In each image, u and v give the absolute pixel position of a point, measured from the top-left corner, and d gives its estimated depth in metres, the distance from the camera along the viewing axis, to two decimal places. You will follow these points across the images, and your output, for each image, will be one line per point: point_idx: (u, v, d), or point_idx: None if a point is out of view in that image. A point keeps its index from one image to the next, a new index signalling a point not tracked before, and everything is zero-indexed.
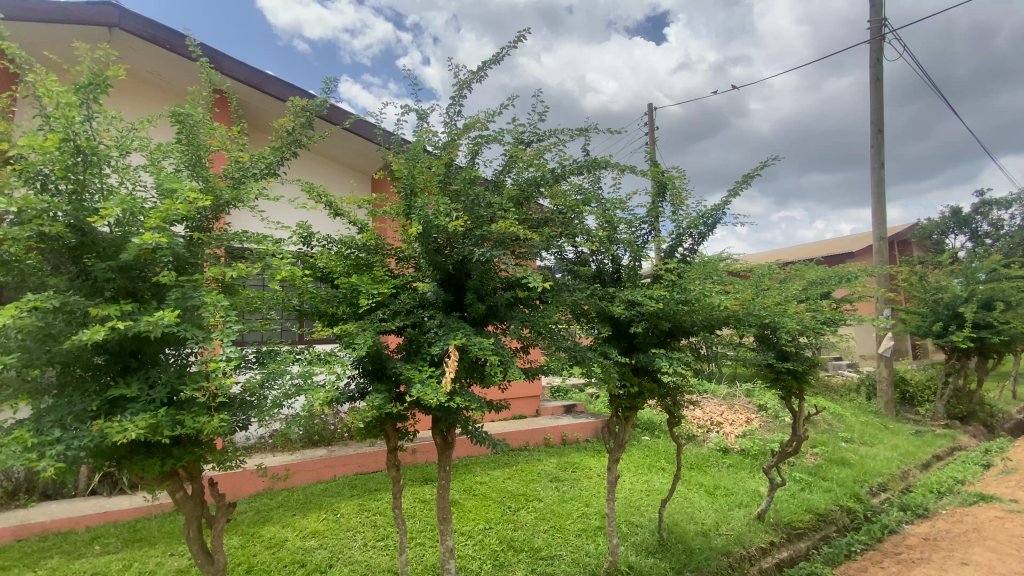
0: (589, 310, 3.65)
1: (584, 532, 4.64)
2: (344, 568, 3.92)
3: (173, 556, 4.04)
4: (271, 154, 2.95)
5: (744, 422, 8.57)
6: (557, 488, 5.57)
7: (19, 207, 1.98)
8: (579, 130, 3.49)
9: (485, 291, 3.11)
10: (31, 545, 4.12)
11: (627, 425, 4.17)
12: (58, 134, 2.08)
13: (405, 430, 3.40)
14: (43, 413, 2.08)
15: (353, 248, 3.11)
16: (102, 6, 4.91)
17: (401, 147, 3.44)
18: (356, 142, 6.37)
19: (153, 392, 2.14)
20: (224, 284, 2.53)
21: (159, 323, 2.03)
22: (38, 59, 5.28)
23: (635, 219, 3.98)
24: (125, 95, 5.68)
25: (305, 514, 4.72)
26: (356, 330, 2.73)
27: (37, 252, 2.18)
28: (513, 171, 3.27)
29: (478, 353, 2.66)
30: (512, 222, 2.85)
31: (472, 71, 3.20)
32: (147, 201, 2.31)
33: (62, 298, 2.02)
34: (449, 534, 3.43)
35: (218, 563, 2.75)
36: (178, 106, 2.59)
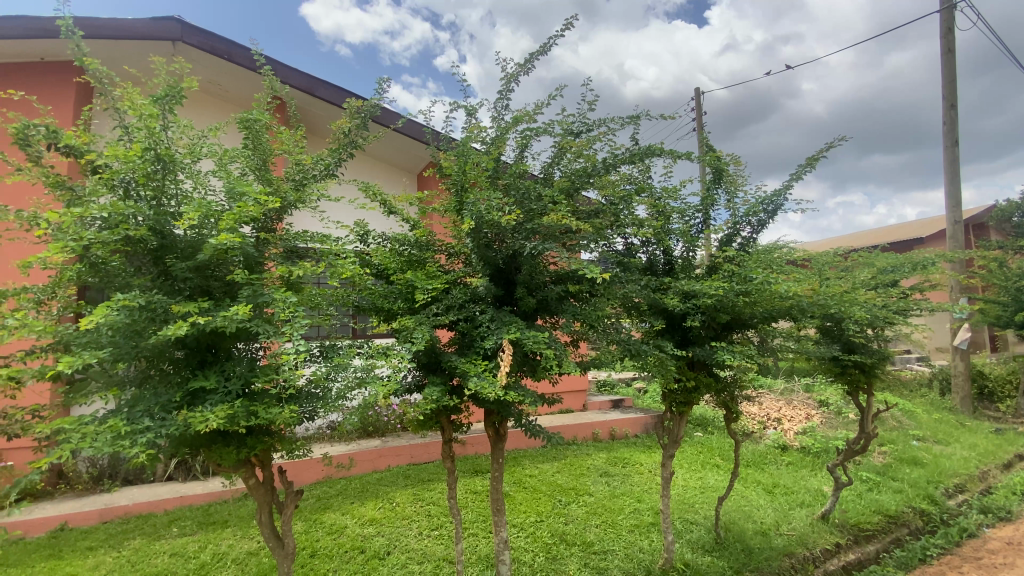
0: (641, 302, 3.58)
1: (637, 528, 4.57)
2: (402, 556, 4.05)
3: (243, 539, 4.28)
4: (329, 156, 3.04)
5: (803, 418, 8.20)
6: (608, 483, 5.52)
7: (108, 212, 2.13)
8: (628, 118, 3.42)
9: (535, 284, 3.09)
10: (116, 527, 4.47)
11: (681, 421, 4.06)
12: (141, 144, 2.23)
13: (458, 422, 3.46)
14: (131, 404, 2.24)
15: (406, 245, 3.19)
16: (166, 20, 5.20)
17: (449, 144, 3.47)
18: (405, 142, 6.49)
19: (230, 384, 2.29)
20: (289, 281, 2.66)
21: (234, 318, 2.15)
22: (117, 73, 5.69)
23: (689, 208, 3.86)
24: (193, 106, 6.05)
25: (363, 502, 4.90)
26: (412, 325, 2.80)
27: (121, 254, 2.33)
28: (561, 163, 3.22)
29: (532, 346, 2.67)
30: (564, 214, 2.82)
31: (520, 64, 3.18)
32: (219, 204, 2.45)
33: (148, 297, 2.16)
34: (502, 525, 3.46)
35: (288, 547, 2.89)
36: (246, 113, 2.72)
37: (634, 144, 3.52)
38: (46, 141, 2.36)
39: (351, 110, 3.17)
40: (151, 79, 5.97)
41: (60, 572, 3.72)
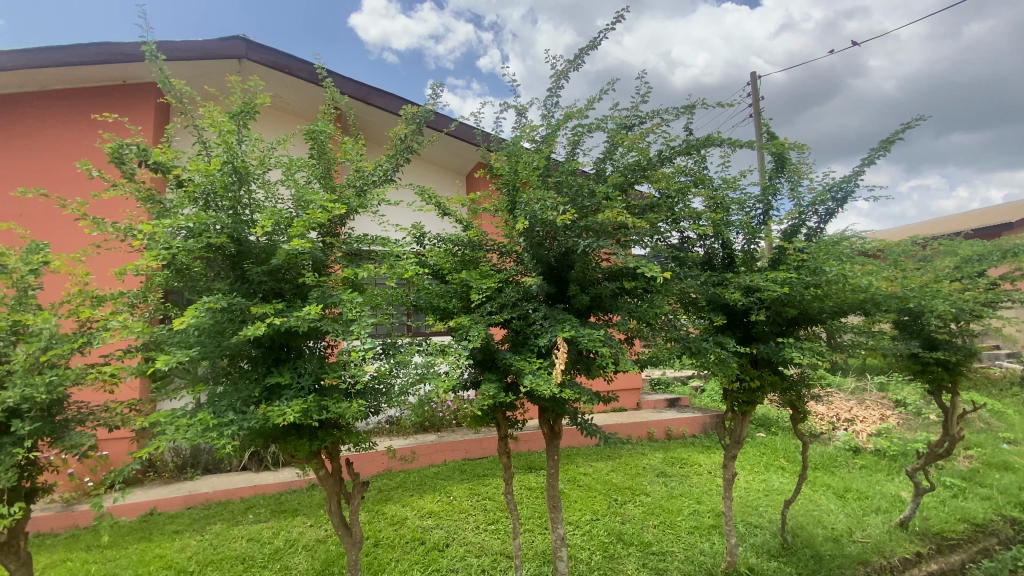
0: (699, 297, 3.47)
1: (697, 529, 4.46)
2: (460, 549, 4.15)
3: (312, 527, 4.53)
4: (387, 162, 3.16)
5: (877, 419, 7.68)
6: (665, 483, 5.41)
7: (193, 222, 2.31)
8: (683, 108, 3.33)
9: (588, 281, 3.06)
10: (199, 512, 4.84)
11: (743, 421, 3.92)
12: (220, 158, 2.40)
13: (514, 419, 3.49)
14: (215, 399, 2.41)
15: (459, 245, 3.25)
16: (232, 39, 5.52)
17: (500, 144, 3.50)
18: (457, 145, 6.61)
19: (303, 380, 2.44)
20: (353, 282, 2.78)
21: (306, 317, 2.29)
22: (198, 91, 6.13)
23: (748, 198, 3.70)
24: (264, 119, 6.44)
25: (421, 495, 5.04)
26: (468, 323, 2.86)
27: (202, 260, 2.52)
28: (614, 158, 3.16)
29: (588, 344, 2.64)
30: (619, 210, 2.75)
31: (570, 60, 3.16)
32: (289, 212, 2.61)
33: (229, 299, 2.32)
34: (559, 522, 3.47)
35: (355, 535, 3.04)
36: (312, 124, 2.88)
37: (689, 135, 3.42)
38: (137, 159, 2.59)
39: (407, 117, 3.28)
40: (223, 97, 6.39)
41: (152, 553, 4.07)
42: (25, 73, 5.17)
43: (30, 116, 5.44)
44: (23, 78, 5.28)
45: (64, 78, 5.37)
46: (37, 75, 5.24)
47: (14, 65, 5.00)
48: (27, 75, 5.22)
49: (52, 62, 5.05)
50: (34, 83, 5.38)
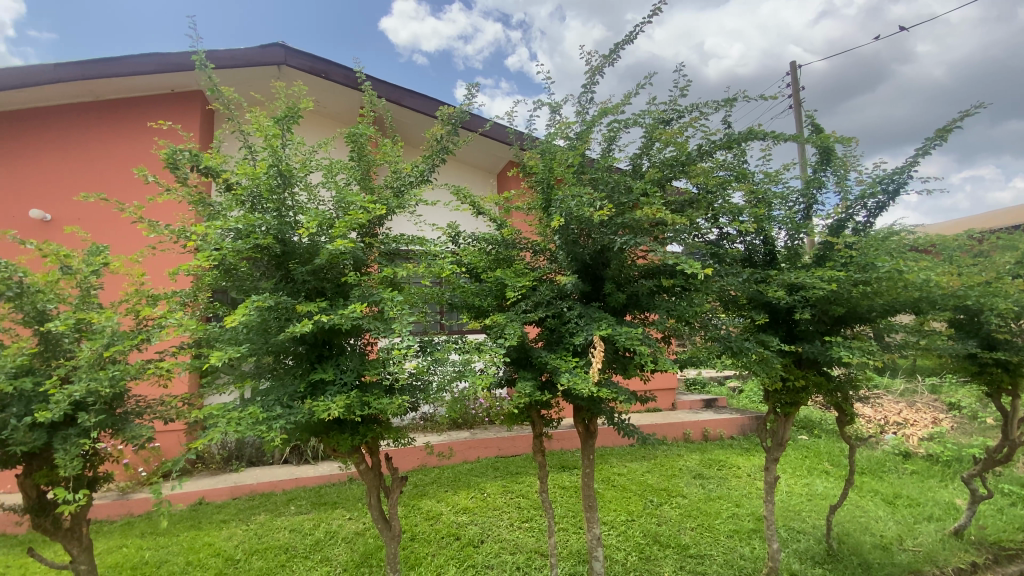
0: (739, 295, 3.37)
1: (736, 533, 4.36)
2: (495, 545, 4.18)
3: (351, 519, 4.65)
4: (423, 163, 3.21)
5: (929, 423, 7.32)
6: (702, 485, 5.30)
7: (241, 224, 2.40)
8: (723, 101, 3.25)
9: (624, 279, 3.02)
10: (244, 503, 5.03)
11: (786, 422, 3.81)
12: (266, 162, 2.49)
13: (549, 418, 3.48)
14: (263, 394, 2.51)
15: (493, 244, 3.27)
16: (271, 46, 5.69)
17: (533, 142, 3.50)
18: (490, 145, 6.64)
19: (345, 376, 2.51)
20: (391, 281, 2.84)
21: (349, 315, 2.36)
22: (245, 97, 6.36)
23: (790, 192, 3.58)
24: (306, 123, 6.63)
25: (456, 491, 5.10)
26: (504, 322, 2.87)
27: (249, 260, 2.62)
28: (650, 153, 3.10)
29: (626, 342, 2.61)
30: (658, 205, 2.69)
31: (605, 55, 3.12)
32: (331, 213, 2.69)
33: (275, 298, 2.41)
34: (595, 522, 3.44)
35: (394, 529, 3.10)
36: (353, 127, 2.96)
37: (728, 129, 3.34)
38: (190, 164, 2.71)
39: (444, 118, 3.33)
40: (269, 102, 6.63)
41: (201, 541, 4.26)
42: (81, 84, 5.41)
43: (88, 125, 5.71)
44: (79, 89, 5.51)
45: (117, 87, 5.61)
46: (92, 86, 5.47)
47: (71, 79, 5.23)
48: (83, 86, 5.46)
49: (107, 73, 5.28)
50: (89, 93, 5.63)
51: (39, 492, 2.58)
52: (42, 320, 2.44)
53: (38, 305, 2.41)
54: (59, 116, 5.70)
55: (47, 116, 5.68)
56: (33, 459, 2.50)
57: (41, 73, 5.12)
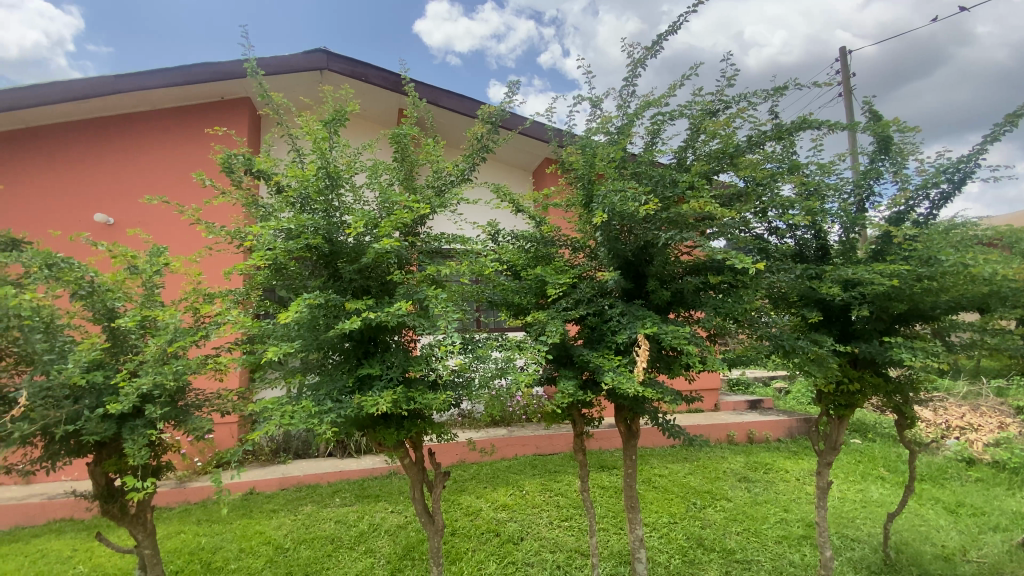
0: (790, 292, 3.24)
1: (785, 539, 4.21)
2: (535, 543, 4.18)
3: (393, 512, 4.75)
4: (464, 162, 3.24)
5: (996, 428, 6.84)
6: (748, 489, 5.14)
7: (293, 225, 2.49)
8: (772, 90, 3.13)
9: (668, 276, 2.95)
10: (292, 493, 5.22)
11: (840, 425, 3.65)
12: (315, 164, 2.57)
13: (590, 417, 3.44)
14: (313, 389, 2.60)
15: (533, 241, 3.26)
16: (314, 52, 5.82)
17: (573, 138, 3.46)
18: (528, 143, 6.64)
19: (391, 372, 2.57)
20: (433, 279, 2.88)
21: (395, 312, 2.41)
22: (292, 101, 6.58)
23: (844, 184, 3.41)
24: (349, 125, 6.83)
25: (495, 487, 5.13)
26: (545, 319, 2.86)
27: (298, 260, 2.70)
28: (695, 146, 3.02)
29: (672, 341, 2.55)
30: (706, 199, 2.60)
31: (648, 47, 3.06)
32: (376, 213, 2.75)
33: (325, 296, 2.48)
34: (637, 523, 3.39)
35: (437, 524, 3.13)
36: (397, 129, 3.02)
37: (776, 119, 3.22)
38: (244, 168, 2.83)
39: (484, 117, 3.35)
40: (315, 106, 6.85)
41: (253, 529, 4.45)
42: (139, 94, 5.70)
43: (146, 133, 6.04)
44: (137, 99, 5.81)
45: (172, 96, 5.89)
46: (149, 95, 5.76)
47: (130, 89, 5.51)
48: (141, 95, 5.75)
49: (163, 82, 5.54)
50: (146, 103, 5.93)
51: (108, 480, 2.73)
52: (112, 318, 2.59)
53: (107, 303, 2.54)
54: (119, 125, 6.02)
55: (108, 126, 6.01)
56: (104, 448, 2.65)
57: (103, 85, 5.41)
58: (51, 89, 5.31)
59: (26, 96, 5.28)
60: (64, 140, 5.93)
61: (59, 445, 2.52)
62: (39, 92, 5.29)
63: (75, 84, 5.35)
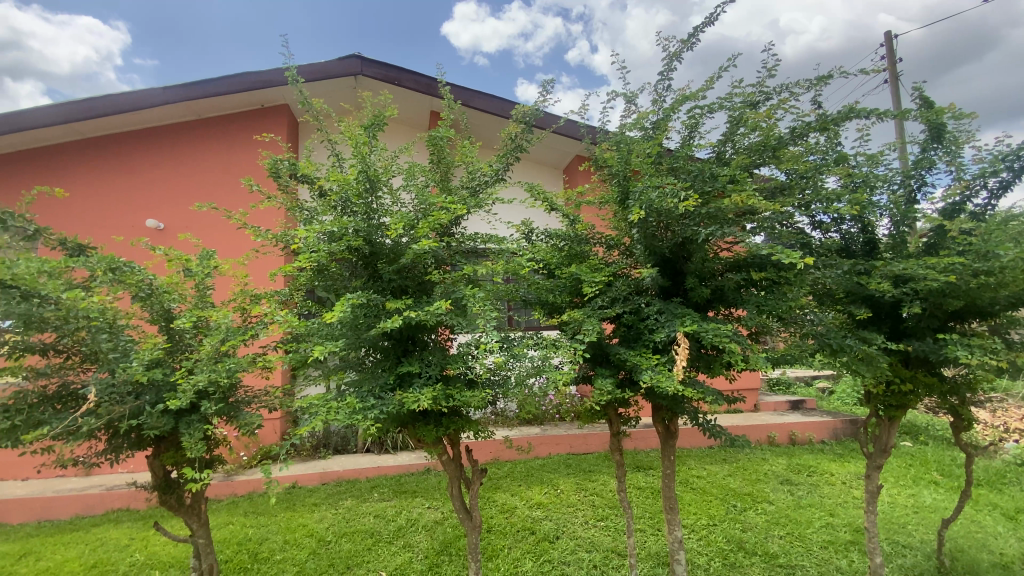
0: (835, 289, 3.13)
1: (831, 544, 4.07)
2: (571, 542, 4.18)
3: (430, 508, 4.83)
4: (498, 162, 3.27)
5: None
6: (790, 492, 4.99)
7: (335, 227, 2.56)
8: (815, 80, 3.03)
9: (707, 272, 2.89)
10: (333, 488, 5.38)
11: (890, 427, 3.50)
12: (356, 168, 2.64)
13: (627, 416, 3.41)
14: (355, 386, 2.67)
15: (567, 240, 3.25)
16: (349, 58, 5.95)
17: (607, 135, 3.44)
18: (560, 141, 6.63)
19: (430, 370, 2.62)
20: (469, 279, 2.91)
21: (435, 311, 2.46)
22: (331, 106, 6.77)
23: (893, 175, 3.27)
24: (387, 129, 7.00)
25: (529, 486, 5.15)
26: (581, 318, 2.85)
27: (339, 261, 2.78)
28: (734, 140, 2.95)
29: (713, 339, 2.50)
30: (748, 193, 2.54)
31: (684, 40, 3.00)
32: (413, 215, 2.81)
33: (366, 296, 2.55)
34: (676, 524, 3.34)
35: (475, 520, 3.16)
36: (433, 131, 3.09)
37: (819, 110, 3.12)
38: (288, 173, 2.94)
39: (518, 117, 3.37)
40: (352, 111, 7.02)
41: (296, 521, 4.61)
42: (187, 104, 5.97)
43: (194, 141, 6.32)
44: (184, 109, 6.09)
45: (216, 105, 6.15)
46: (196, 105, 6.03)
47: (178, 99, 5.78)
48: (188, 105, 6.02)
49: (208, 92, 5.79)
50: (192, 112, 6.20)
51: (165, 472, 2.87)
52: (168, 318, 2.73)
53: (165, 304, 2.69)
54: (167, 135, 6.32)
55: (157, 135, 6.30)
56: (162, 441, 2.80)
57: (155, 96, 5.69)
58: (107, 101, 5.60)
59: (84, 109, 5.58)
60: (117, 150, 6.24)
61: (121, 439, 2.66)
62: (95, 105, 5.59)
63: (128, 96, 5.64)
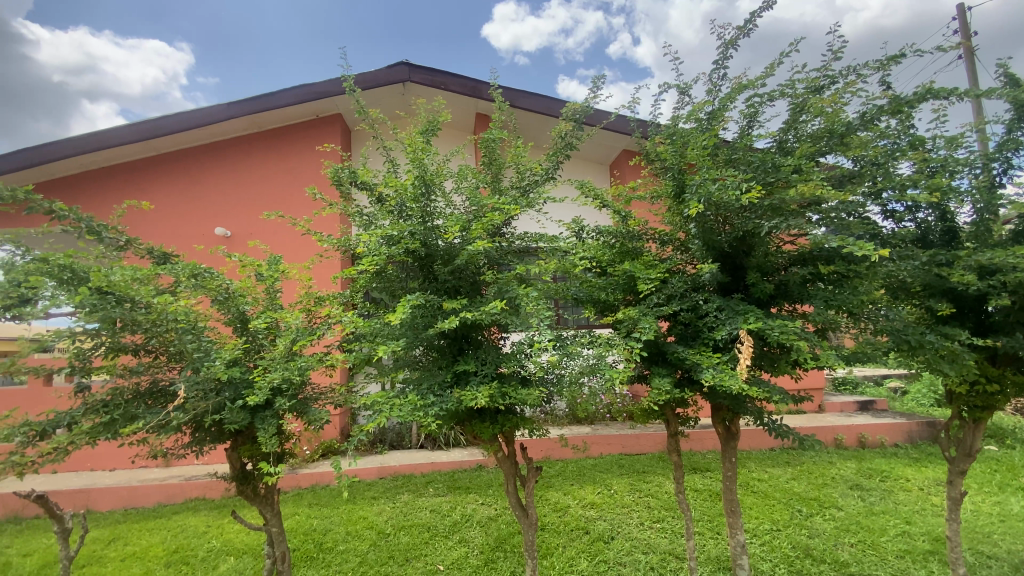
0: (912, 281, 2.93)
1: (908, 554, 3.82)
2: (626, 543, 4.13)
3: (484, 505, 4.90)
4: (548, 161, 3.27)
5: None
6: (861, 498, 4.71)
7: (393, 232, 2.66)
8: (885, 60, 2.86)
9: (770, 267, 2.78)
10: (390, 482, 5.55)
11: (976, 429, 3.24)
12: (413, 173, 2.73)
13: (685, 416, 3.33)
14: (415, 384, 2.75)
15: (620, 237, 3.21)
16: (397, 65, 6.10)
17: (659, 129, 3.37)
18: (609, 137, 6.56)
19: (487, 369, 2.67)
20: (522, 278, 2.94)
21: (491, 311, 2.50)
22: (388, 114, 7.00)
23: (977, 157, 3.03)
24: (444, 134, 7.19)
25: (582, 485, 5.13)
26: (636, 316, 2.81)
27: (396, 264, 2.87)
28: (797, 128, 2.82)
29: (779, 336, 2.41)
30: (816, 183, 2.42)
31: (740, 26, 2.90)
32: (467, 217, 2.87)
33: (424, 297, 2.62)
34: (739, 528, 3.23)
35: (531, 517, 3.18)
36: (486, 133, 3.14)
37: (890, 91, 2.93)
38: (348, 180, 3.06)
39: (568, 114, 3.37)
40: (406, 118, 7.23)
41: (357, 514, 4.79)
42: (249, 118, 6.34)
43: (256, 152, 6.71)
44: (246, 122, 6.47)
45: (277, 117, 6.50)
46: (257, 118, 6.39)
47: (241, 114, 6.13)
48: (250, 119, 6.39)
49: (268, 106, 6.10)
50: (254, 125, 6.57)
51: (242, 464, 3.06)
52: (243, 320, 2.92)
53: (240, 307, 2.87)
54: (232, 147, 6.72)
55: (223, 148, 6.72)
56: (239, 435, 2.99)
57: (221, 112, 6.07)
58: (178, 118, 6.02)
59: (158, 127, 6.02)
60: (187, 163, 6.68)
61: (204, 432, 2.86)
62: (168, 123, 6.02)
63: (197, 113, 6.04)
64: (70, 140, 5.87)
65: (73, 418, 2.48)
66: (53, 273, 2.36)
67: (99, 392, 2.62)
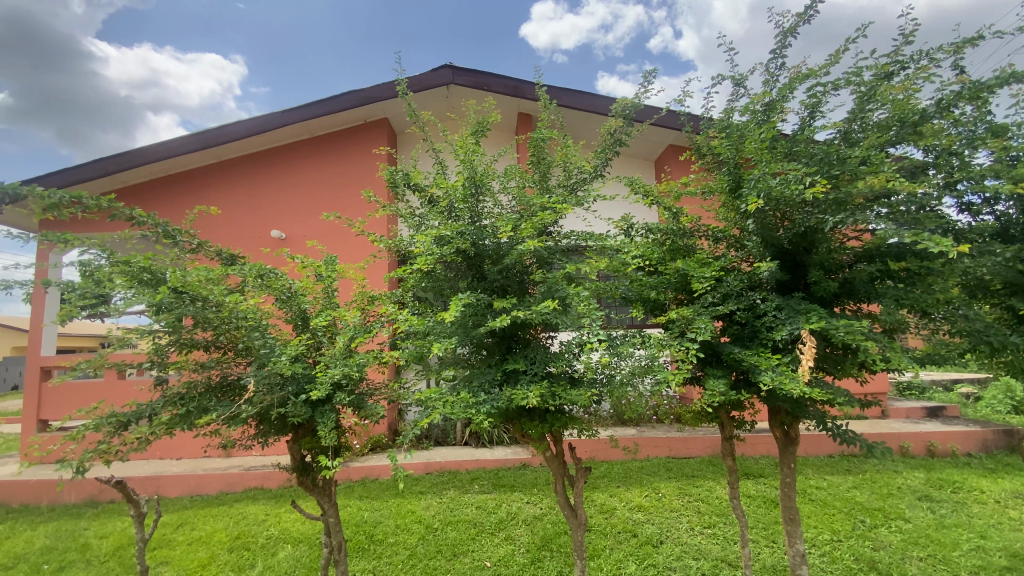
0: (992, 279, 2.73)
1: (985, 571, 3.57)
2: (676, 548, 4.04)
3: (528, 504, 4.91)
4: (596, 159, 3.25)
5: None
6: (930, 509, 4.43)
7: (444, 232, 2.71)
8: (961, 42, 2.68)
9: (834, 264, 2.65)
10: (436, 478, 5.66)
11: None
12: (464, 174, 2.78)
13: (740, 420, 3.23)
14: (466, 381, 2.80)
15: (671, 234, 3.14)
16: (441, 68, 6.20)
17: (712, 123, 3.28)
18: (660, 133, 6.45)
19: (537, 368, 2.68)
20: (571, 277, 2.93)
21: (541, 310, 2.50)
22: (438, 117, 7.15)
23: None
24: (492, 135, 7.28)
25: (629, 487, 5.05)
26: (690, 315, 2.74)
27: (446, 263, 2.92)
28: (862, 117, 2.69)
29: (845, 337, 2.30)
30: (886, 174, 2.29)
31: (800, 13, 2.78)
32: (516, 216, 2.89)
33: (475, 296, 2.66)
34: (798, 537, 3.10)
35: (580, 518, 3.17)
36: (535, 133, 3.15)
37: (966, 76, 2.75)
38: (401, 182, 3.14)
39: (618, 111, 3.33)
40: (454, 120, 7.35)
41: (405, 508, 4.91)
42: (302, 124, 6.61)
43: (309, 157, 6.99)
44: (299, 128, 6.74)
45: (327, 122, 6.75)
46: (309, 124, 6.67)
47: (295, 120, 6.39)
48: (303, 125, 6.67)
49: (319, 112, 6.34)
50: (306, 130, 6.84)
51: (301, 456, 3.21)
52: (304, 318, 3.05)
53: (301, 306, 3.01)
54: (287, 153, 7.03)
55: (278, 154, 7.04)
56: (300, 428, 3.13)
57: (275, 120, 6.35)
58: (236, 126, 6.34)
59: (219, 136, 6.36)
60: (246, 169, 7.03)
61: (268, 425, 3.01)
62: (228, 131, 6.35)
63: (254, 121, 6.35)
64: (142, 150, 6.30)
65: (153, 410, 2.67)
66: (133, 274, 2.55)
67: (174, 385, 2.81)
